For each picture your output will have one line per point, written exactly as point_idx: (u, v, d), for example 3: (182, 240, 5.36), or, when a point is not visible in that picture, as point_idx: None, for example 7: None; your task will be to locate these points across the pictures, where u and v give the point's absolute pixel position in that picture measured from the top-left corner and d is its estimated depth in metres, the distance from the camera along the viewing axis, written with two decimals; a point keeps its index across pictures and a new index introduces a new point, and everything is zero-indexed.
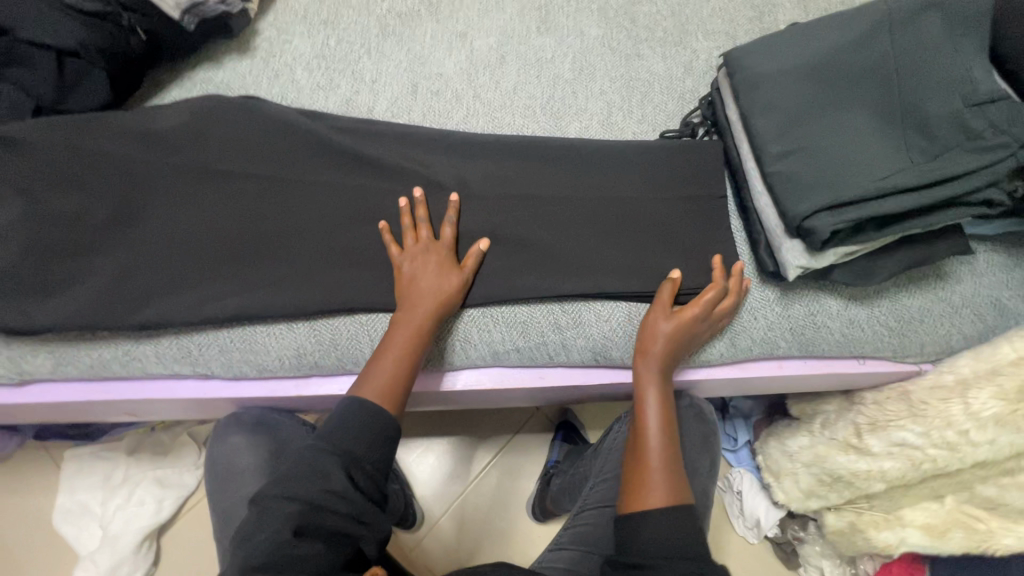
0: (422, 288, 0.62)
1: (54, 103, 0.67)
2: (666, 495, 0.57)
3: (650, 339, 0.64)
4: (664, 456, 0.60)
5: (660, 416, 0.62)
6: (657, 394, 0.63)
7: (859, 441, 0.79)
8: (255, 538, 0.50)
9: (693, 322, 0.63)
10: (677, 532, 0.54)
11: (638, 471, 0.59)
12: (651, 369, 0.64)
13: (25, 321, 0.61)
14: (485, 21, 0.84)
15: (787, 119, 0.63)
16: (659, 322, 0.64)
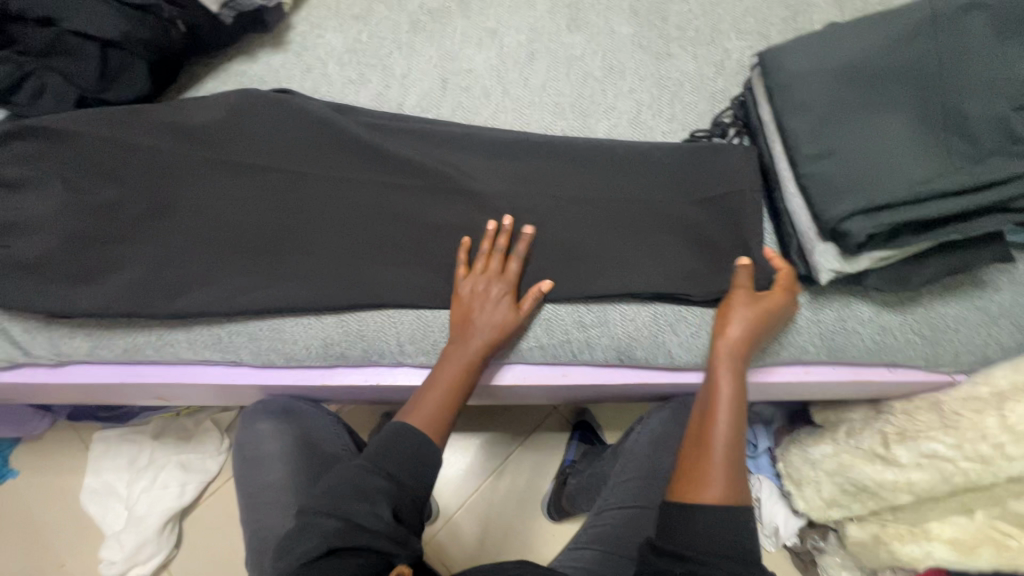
0: (476, 324, 0.63)
1: (96, 93, 0.69)
2: (724, 492, 0.52)
3: (728, 326, 0.61)
4: (731, 452, 0.55)
5: (732, 408, 0.57)
6: (732, 386, 0.59)
7: (887, 451, 0.78)
8: (296, 552, 0.53)
9: (774, 312, 0.61)
10: (727, 533, 0.50)
11: (696, 462, 0.55)
12: (729, 357, 0.60)
13: (65, 304, 0.63)
14: (515, 18, 0.84)
15: (823, 119, 0.61)
16: (738, 308, 0.61)
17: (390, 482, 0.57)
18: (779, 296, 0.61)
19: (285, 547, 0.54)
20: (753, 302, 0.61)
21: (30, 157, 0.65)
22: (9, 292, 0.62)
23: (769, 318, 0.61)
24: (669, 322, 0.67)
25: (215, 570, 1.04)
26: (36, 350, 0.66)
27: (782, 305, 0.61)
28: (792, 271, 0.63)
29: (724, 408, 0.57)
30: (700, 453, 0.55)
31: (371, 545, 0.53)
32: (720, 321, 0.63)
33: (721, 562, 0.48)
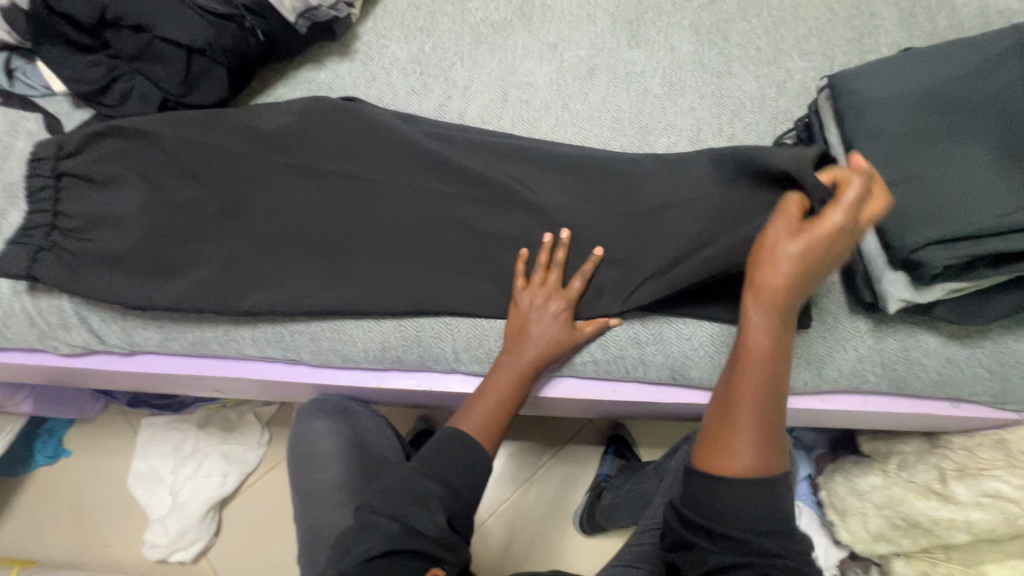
0: (533, 337, 0.64)
1: (179, 97, 0.72)
2: (750, 464, 0.52)
3: (763, 270, 0.51)
4: (758, 418, 0.52)
5: (761, 373, 0.52)
6: (766, 340, 0.52)
7: (944, 487, 0.76)
8: (355, 552, 0.54)
9: (827, 244, 0.49)
10: (753, 507, 0.51)
11: (723, 429, 0.53)
12: (763, 312, 0.52)
13: (143, 298, 0.65)
14: (576, 33, 0.85)
15: (898, 146, 0.60)
16: (778, 248, 0.51)
17: (447, 488, 0.58)
18: (835, 219, 0.48)
19: (346, 544, 0.56)
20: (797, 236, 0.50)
21: (116, 155, 0.69)
22: (93, 284, 0.65)
23: (819, 253, 0.49)
24: (726, 343, 0.67)
25: (252, 559, 1.07)
26: (111, 339, 0.70)
27: (835, 232, 0.48)
28: (862, 178, 0.49)
29: (756, 370, 0.52)
30: (726, 421, 0.53)
31: (425, 551, 0.54)
32: (756, 262, 0.53)
33: (751, 536, 0.50)
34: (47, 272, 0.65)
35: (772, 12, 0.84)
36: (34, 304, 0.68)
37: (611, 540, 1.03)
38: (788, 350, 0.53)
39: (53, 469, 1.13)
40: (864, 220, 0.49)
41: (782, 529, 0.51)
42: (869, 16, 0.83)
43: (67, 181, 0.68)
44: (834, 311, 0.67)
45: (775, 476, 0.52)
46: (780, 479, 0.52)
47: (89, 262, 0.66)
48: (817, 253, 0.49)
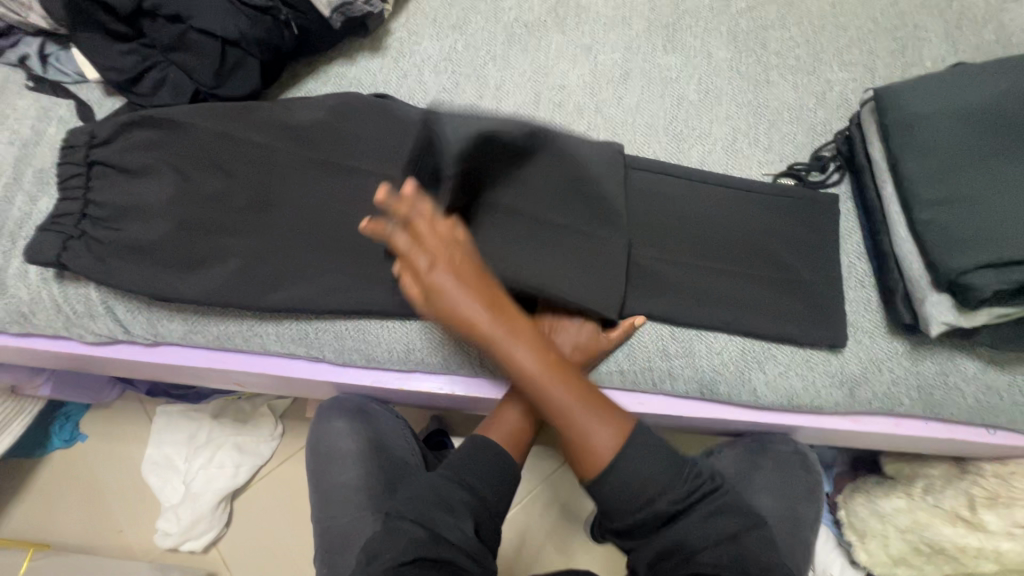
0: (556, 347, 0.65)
1: (211, 88, 0.71)
2: (609, 435, 0.58)
3: (480, 329, 0.58)
4: (576, 405, 0.58)
5: (544, 379, 0.59)
6: (526, 358, 0.59)
7: (972, 515, 0.75)
8: (383, 556, 0.55)
9: (451, 271, 0.58)
10: (639, 466, 0.57)
11: (570, 439, 0.58)
12: (500, 347, 0.59)
13: (172, 290, 0.65)
14: (611, 35, 0.83)
15: (947, 166, 0.59)
16: (460, 312, 0.58)
17: (473, 495, 0.58)
18: (422, 262, 0.58)
19: (374, 548, 0.56)
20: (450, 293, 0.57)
21: (148, 146, 0.69)
22: (120, 274, 0.65)
23: (476, 279, 0.59)
24: (757, 359, 0.65)
25: (261, 551, 1.06)
26: (136, 329, 0.70)
27: (434, 270, 0.57)
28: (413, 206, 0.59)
29: (543, 386, 0.58)
30: (568, 432, 0.58)
31: (452, 560, 0.54)
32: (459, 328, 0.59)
33: (659, 508, 0.57)
34: (77, 261, 0.64)
35: (812, 21, 0.82)
36: (62, 292, 0.68)
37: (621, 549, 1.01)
38: (538, 343, 0.60)
39: (68, 452, 1.13)
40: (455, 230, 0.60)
41: (674, 485, 0.58)
42: (913, 28, 0.81)
43: (98, 171, 0.68)
44: (869, 331, 0.66)
45: (631, 429, 0.59)
46: (637, 432, 0.59)
47: (117, 252, 0.66)
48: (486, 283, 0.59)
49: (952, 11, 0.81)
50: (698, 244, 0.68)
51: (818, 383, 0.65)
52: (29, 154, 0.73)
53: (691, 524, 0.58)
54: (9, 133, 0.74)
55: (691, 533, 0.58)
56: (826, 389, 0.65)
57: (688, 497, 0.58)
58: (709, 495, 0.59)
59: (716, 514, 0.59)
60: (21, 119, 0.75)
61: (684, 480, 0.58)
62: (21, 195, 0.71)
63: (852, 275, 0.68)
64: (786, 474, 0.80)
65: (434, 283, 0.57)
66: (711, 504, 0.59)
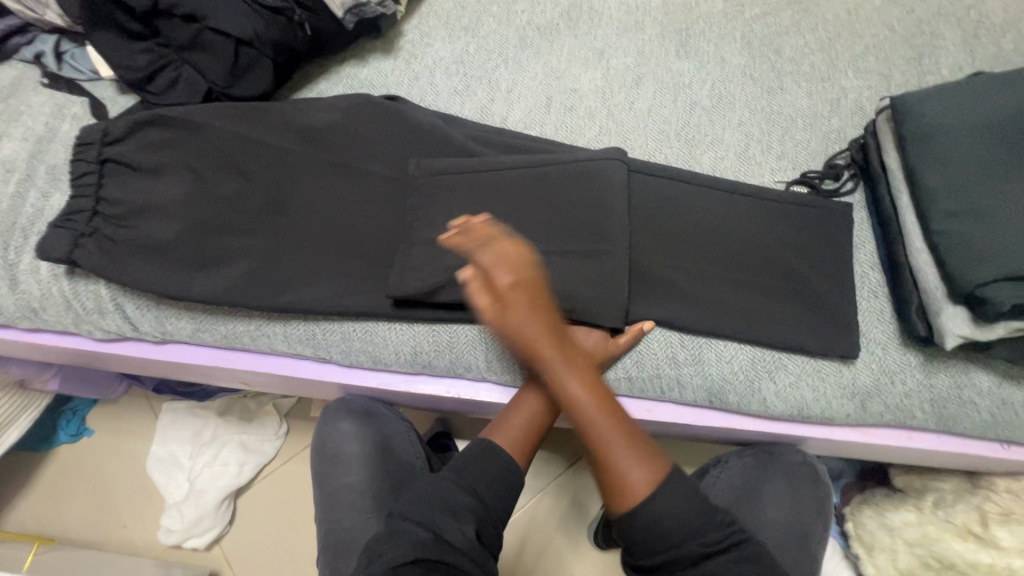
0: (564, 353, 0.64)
1: (224, 88, 0.71)
2: (647, 474, 0.57)
3: (537, 350, 0.59)
4: (620, 439, 0.57)
5: (590, 407, 0.58)
6: (576, 385, 0.59)
7: (984, 531, 0.74)
8: (385, 557, 0.54)
9: (524, 290, 0.58)
10: (670, 509, 0.56)
11: (607, 472, 0.58)
12: (553, 368, 0.59)
13: (181, 289, 0.65)
14: (624, 40, 0.83)
15: (963, 177, 0.58)
16: (519, 329, 0.58)
17: (478, 500, 0.58)
18: (504, 277, 0.57)
19: (376, 549, 0.55)
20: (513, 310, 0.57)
21: (161, 145, 0.69)
22: (130, 272, 0.65)
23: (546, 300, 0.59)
24: (767, 368, 0.65)
25: (264, 550, 1.06)
26: (144, 327, 0.70)
27: (510, 283, 0.57)
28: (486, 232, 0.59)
29: (589, 414, 0.58)
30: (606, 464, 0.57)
31: (455, 563, 0.53)
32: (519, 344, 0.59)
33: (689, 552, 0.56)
34: (88, 258, 0.65)
35: (827, 27, 0.82)
36: (72, 287, 0.69)
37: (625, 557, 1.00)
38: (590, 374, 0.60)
39: (74, 447, 1.14)
40: (532, 256, 0.59)
41: (707, 527, 0.57)
42: (930, 36, 0.80)
43: (110, 168, 0.68)
44: (882, 342, 0.65)
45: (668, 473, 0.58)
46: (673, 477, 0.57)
47: (127, 250, 0.66)
48: (548, 308, 0.59)
49: (969, 19, 0.80)
50: (708, 252, 0.68)
51: (829, 394, 0.64)
52: (42, 150, 0.74)
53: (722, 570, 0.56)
54: (23, 129, 0.75)
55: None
56: (837, 401, 0.64)
57: (721, 541, 0.57)
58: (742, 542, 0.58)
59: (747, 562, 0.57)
60: (35, 116, 0.75)
61: (718, 523, 0.58)
62: (34, 190, 0.71)
63: (865, 285, 0.67)
64: (795, 486, 0.79)
65: (505, 299, 0.57)
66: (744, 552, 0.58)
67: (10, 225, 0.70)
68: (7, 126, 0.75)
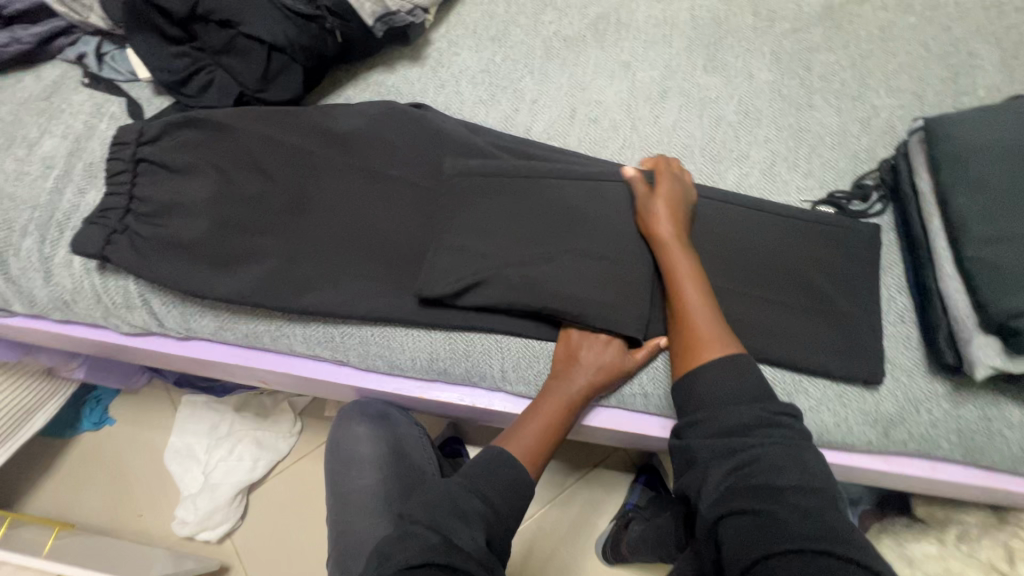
0: (582, 363, 0.63)
1: (255, 92, 0.73)
2: (722, 347, 0.58)
3: (659, 227, 0.64)
4: (712, 319, 0.60)
5: (692, 284, 0.62)
6: (688, 264, 0.63)
7: (1010, 568, 0.71)
8: (395, 558, 0.53)
9: (671, 182, 0.66)
10: (732, 381, 0.56)
11: (685, 337, 0.60)
12: (674, 244, 0.63)
13: (206, 287, 0.67)
14: (651, 53, 0.82)
15: (997, 203, 0.57)
16: (651, 206, 0.65)
17: (489, 506, 0.58)
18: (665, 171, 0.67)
19: (384, 552, 0.55)
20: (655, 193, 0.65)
21: (192, 145, 0.71)
22: (158, 269, 0.67)
23: (689, 204, 0.67)
24: (787, 391, 0.64)
25: (274, 546, 1.08)
26: (168, 322, 0.71)
27: (666, 176, 0.67)
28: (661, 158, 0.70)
29: (688, 288, 0.61)
30: (688, 332, 0.60)
31: (463, 568, 0.52)
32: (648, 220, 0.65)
33: (741, 415, 0.54)
34: (120, 255, 0.67)
35: (860, 44, 0.80)
36: (102, 281, 0.71)
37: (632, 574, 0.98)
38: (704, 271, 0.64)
39: (96, 435, 1.17)
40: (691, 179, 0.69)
41: (766, 404, 0.55)
42: (967, 56, 0.78)
43: (144, 167, 0.70)
44: (908, 369, 0.63)
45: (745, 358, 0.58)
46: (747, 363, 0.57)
47: (156, 247, 0.67)
48: (682, 206, 0.66)
49: (1009, 40, 0.79)
50: (730, 270, 0.67)
51: (851, 419, 0.63)
52: (80, 148, 0.76)
53: (767, 456, 0.51)
54: (63, 127, 0.77)
55: (760, 460, 0.51)
56: (858, 427, 0.63)
57: (776, 424, 0.53)
58: (797, 439, 0.53)
59: (791, 455, 0.52)
60: (75, 114, 0.78)
61: (780, 405, 0.55)
62: (71, 186, 0.74)
63: (891, 309, 0.66)
64: None
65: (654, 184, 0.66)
66: (791, 448, 0.52)
67: (48, 219, 0.72)
68: (48, 123, 0.77)
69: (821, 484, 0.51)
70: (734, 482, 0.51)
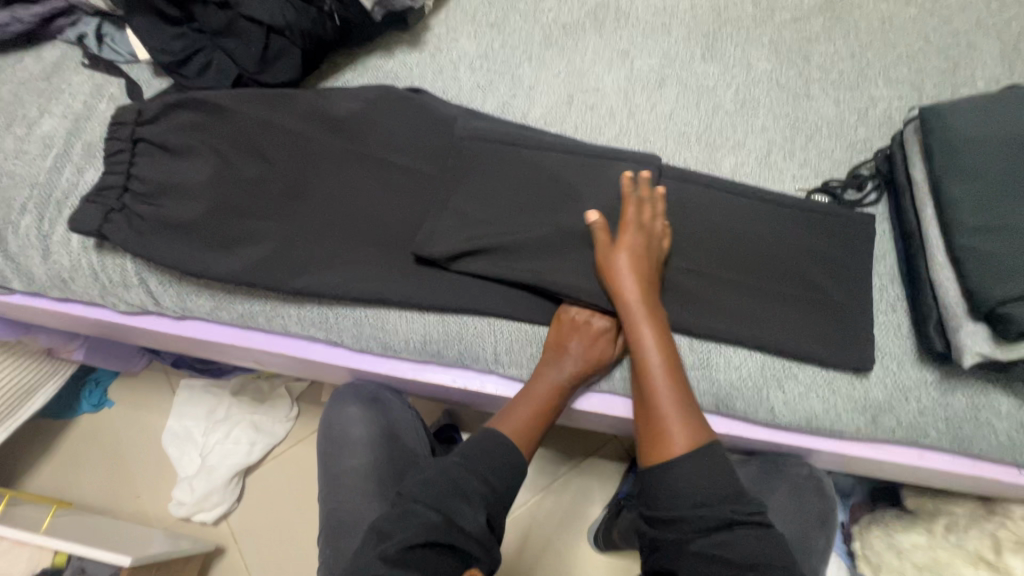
0: (570, 350, 0.64)
1: (254, 74, 0.73)
2: (693, 429, 0.58)
3: (623, 292, 0.62)
4: (678, 398, 0.59)
5: (658, 356, 0.60)
6: (652, 333, 0.61)
7: (997, 558, 0.72)
8: (395, 538, 0.55)
9: (637, 236, 0.63)
10: (703, 478, 0.55)
11: (652, 421, 0.59)
12: (640, 311, 0.61)
13: (201, 266, 0.67)
14: (649, 41, 0.82)
15: (990, 192, 0.57)
16: (614, 267, 0.62)
17: (487, 487, 0.59)
18: (629, 222, 0.64)
19: (387, 529, 0.56)
20: (620, 248, 0.63)
21: (191, 126, 0.71)
22: (153, 247, 0.67)
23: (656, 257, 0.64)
24: (777, 377, 0.64)
25: (269, 529, 1.09)
26: (165, 302, 0.72)
27: (633, 229, 0.63)
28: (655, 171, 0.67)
29: (654, 359, 0.60)
30: (654, 416, 0.59)
31: (463, 547, 0.55)
32: (612, 283, 0.63)
33: (715, 495, 0.55)
34: (117, 233, 0.67)
35: (860, 36, 0.80)
36: (100, 260, 0.71)
37: (624, 562, 0.99)
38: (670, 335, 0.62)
39: (94, 417, 1.18)
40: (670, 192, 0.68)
41: (743, 502, 0.55)
42: (967, 48, 0.78)
43: (142, 147, 0.71)
44: (897, 357, 0.63)
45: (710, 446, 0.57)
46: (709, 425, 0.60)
47: (153, 226, 0.68)
48: (647, 259, 0.63)
49: (1010, 32, 0.78)
50: (724, 256, 0.67)
51: (839, 406, 0.63)
52: (79, 128, 0.77)
53: (748, 547, 0.53)
54: (63, 107, 0.78)
55: (737, 538, 0.54)
56: (847, 414, 0.63)
57: (752, 517, 0.54)
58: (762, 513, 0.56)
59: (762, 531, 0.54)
60: (75, 95, 0.78)
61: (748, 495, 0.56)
62: (70, 166, 0.74)
63: (883, 298, 0.66)
64: (799, 497, 0.76)
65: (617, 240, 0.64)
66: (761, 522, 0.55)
67: (47, 198, 0.73)
68: (48, 103, 0.78)
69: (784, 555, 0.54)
70: (712, 564, 0.53)
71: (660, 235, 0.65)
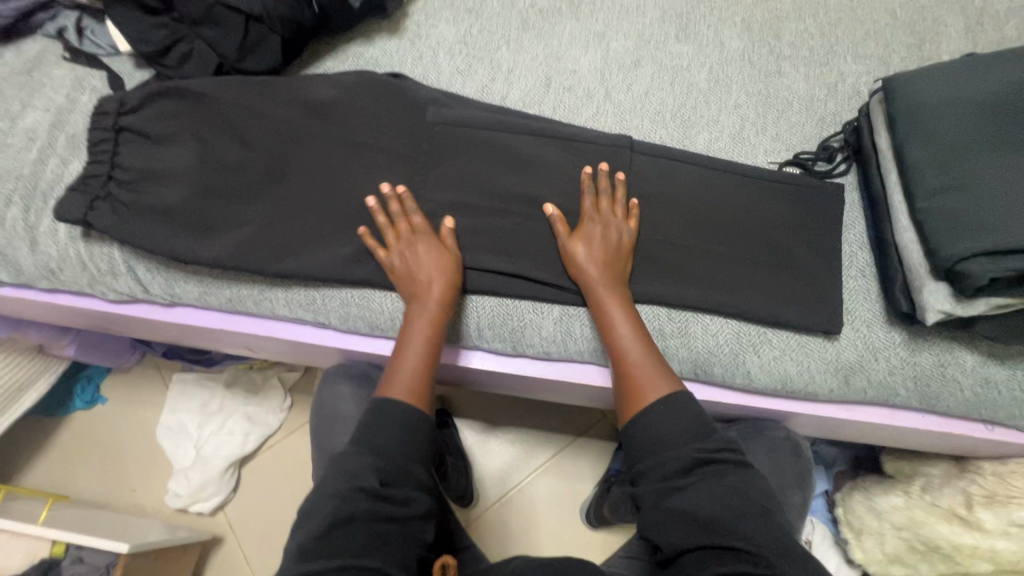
0: (419, 276, 0.65)
1: (235, 62, 0.75)
2: (663, 384, 0.61)
3: (586, 272, 0.65)
4: (649, 358, 0.62)
5: (626, 324, 0.63)
6: (619, 305, 0.64)
7: (968, 513, 0.74)
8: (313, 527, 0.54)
9: (594, 219, 0.67)
10: (674, 424, 0.58)
11: (627, 384, 0.62)
12: (604, 285, 0.64)
13: (187, 252, 0.68)
14: (624, 23, 0.84)
15: (948, 155, 0.59)
16: (575, 251, 0.65)
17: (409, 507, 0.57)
18: (586, 208, 0.67)
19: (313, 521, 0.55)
20: (578, 237, 0.66)
21: (172, 114, 0.72)
22: (140, 233, 0.68)
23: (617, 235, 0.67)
24: (752, 343, 0.66)
25: (266, 517, 1.10)
26: (154, 289, 0.73)
27: (591, 214, 0.67)
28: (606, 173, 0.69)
29: (622, 328, 0.63)
30: (631, 378, 0.62)
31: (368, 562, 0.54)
32: (575, 266, 0.66)
33: (679, 443, 0.57)
34: (103, 220, 0.68)
35: (829, 13, 0.82)
36: (87, 249, 0.72)
37: (615, 536, 1.01)
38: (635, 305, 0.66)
39: (88, 414, 1.18)
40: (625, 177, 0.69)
41: (703, 443, 0.57)
42: (932, 22, 0.80)
43: (126, 137, 0.72)
44: (868, 320, 0.66)
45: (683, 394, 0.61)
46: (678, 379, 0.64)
47: (139, 213, 0.69)
48: (608, 242, 0.65)
49: (974, 7, 0.80)
50: (700, 228, 0.69)
51: (812, 368, 0.65)
52: (62, 120, 0.77)
53: (708, 496, 0.54)
54: (45, 100, 0.78)
55: (704, 482, 0.55)
56: (821, 376, 0.65)
57: (718, 456, 0.56)
58: (733, 457, 0.57)
59: (731, 475, 0.55)
60: (56, 88, 0.79)
61: (717, 440, 0.57)
62: (54, 158, 0.75)
63: (853, 264, 0.68)
64: (778, 461, 0.79)
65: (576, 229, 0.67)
66: (729, 465, 0.56)
67: (31, 190, 0.73)
68: (30, 96, 0.78)
69: (761, 499, 0.54)
70: (682, 510, 0.54)
71: (620, 214, 0.68)
